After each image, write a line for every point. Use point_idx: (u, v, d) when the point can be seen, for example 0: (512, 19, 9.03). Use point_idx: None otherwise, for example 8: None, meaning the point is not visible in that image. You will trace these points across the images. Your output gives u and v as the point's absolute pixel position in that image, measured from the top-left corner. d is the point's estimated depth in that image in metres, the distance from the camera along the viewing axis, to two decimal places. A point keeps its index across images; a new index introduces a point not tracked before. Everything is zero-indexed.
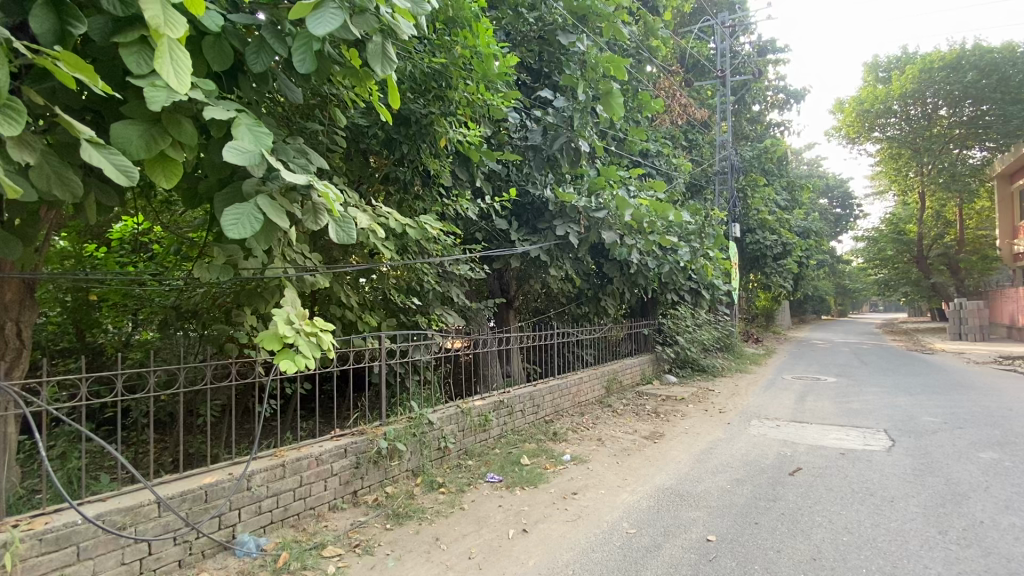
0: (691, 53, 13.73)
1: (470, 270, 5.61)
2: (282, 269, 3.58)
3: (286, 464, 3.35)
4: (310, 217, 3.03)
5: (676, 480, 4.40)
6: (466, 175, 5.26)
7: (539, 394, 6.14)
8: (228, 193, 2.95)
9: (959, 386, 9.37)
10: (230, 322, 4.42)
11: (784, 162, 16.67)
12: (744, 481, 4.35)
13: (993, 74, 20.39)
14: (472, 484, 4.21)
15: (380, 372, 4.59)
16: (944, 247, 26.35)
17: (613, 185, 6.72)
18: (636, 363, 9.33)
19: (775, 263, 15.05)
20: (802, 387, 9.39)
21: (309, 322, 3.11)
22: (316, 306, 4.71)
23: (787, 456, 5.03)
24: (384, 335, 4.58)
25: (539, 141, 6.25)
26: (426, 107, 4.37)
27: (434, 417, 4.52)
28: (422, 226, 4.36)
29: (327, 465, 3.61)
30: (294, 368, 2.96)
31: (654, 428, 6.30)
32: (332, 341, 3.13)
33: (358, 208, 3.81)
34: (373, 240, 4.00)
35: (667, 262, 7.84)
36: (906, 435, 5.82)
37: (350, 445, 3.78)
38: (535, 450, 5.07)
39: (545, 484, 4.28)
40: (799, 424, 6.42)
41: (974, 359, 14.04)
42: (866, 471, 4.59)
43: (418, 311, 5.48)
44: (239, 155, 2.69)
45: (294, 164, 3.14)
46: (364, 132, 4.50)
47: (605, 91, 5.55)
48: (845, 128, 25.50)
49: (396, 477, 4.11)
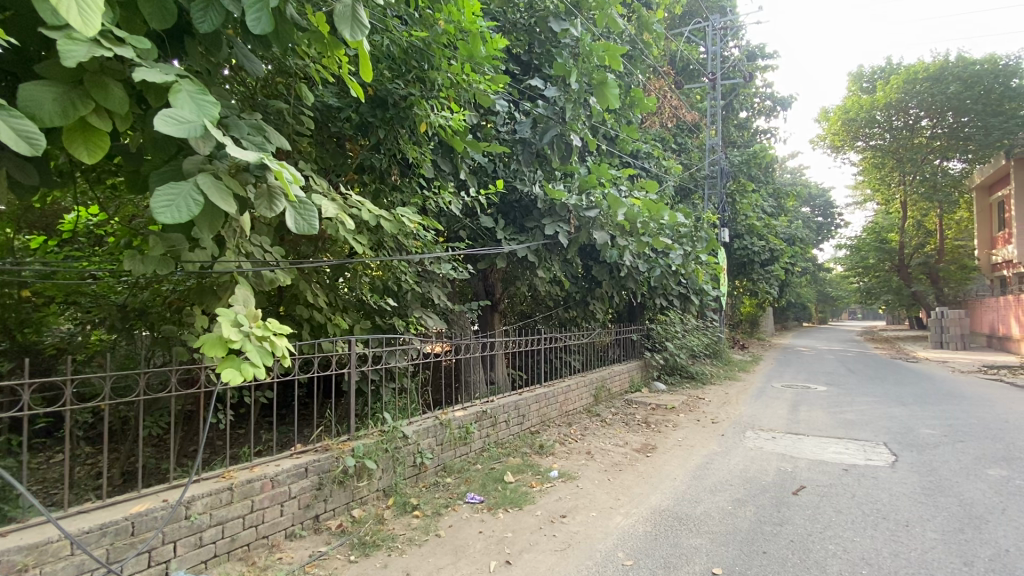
0: (681, 55, 13.55)
1: (451, 270, 5.22)
2: (235, 262, 3.15)
3: (235, 488, 2.91)
4: (264, 203, 2.63)
5: (673, 500, 4.04)
6: (449, 166, 4.87)
7: (525, 403, 5.76)
8: (167, 171, 2.52)
9: (950, 396, 9.24)
10: (181, 323, 3.95)
11: (772, 169, 16.59)
12: (745, 501, 4.02)
13: (975, 86, 20.69)
14: (451, 506, 3.80)
15: (349, 379, 4.19)
16: (924, 256, 26.65)
17: (605, 183, 6.40)
18: (625, 370, 9.01)
19: (763, 269, 14.88)
20: (793, 396, 9.16)
21: (261, 324, 2.66)
22: (280, 308, 4.30)
23: (788, 473, 4.72)
24: (354, 339, 4.17)
25: (528, 134, 5.87)
26: (405, 88, 4.00)
27: (409, 431, 4.11)
28: (398, 219, 3.96)
29: (283, 487, 3.17)
30: (240, 378, 2.48)
31: (645, 439, 5.97)
32: (287, 348, 2.68)
33: (324, 196, 3.40)
34: (342, 234, 3.59)
35: (658, 265, 7.65)
36: (908, 449, 5.56)
37: (312, 464, 3.35)
38: (520, 466, 4.68)
39: (531, 505, 3.89)
40: (796, 436, 6.13)
41: (958, 368, 14.10)
42: (873, 490, 4.29)
43: (395, 312, 5.08)
44: (176, 125, 2.28)
45: (248, 141, 2.72)
46: (336, 115, 4.12)
47: (600, 81, 5.18)
48: (831, 137, 25.69)
49: (365, 498, 3.68)
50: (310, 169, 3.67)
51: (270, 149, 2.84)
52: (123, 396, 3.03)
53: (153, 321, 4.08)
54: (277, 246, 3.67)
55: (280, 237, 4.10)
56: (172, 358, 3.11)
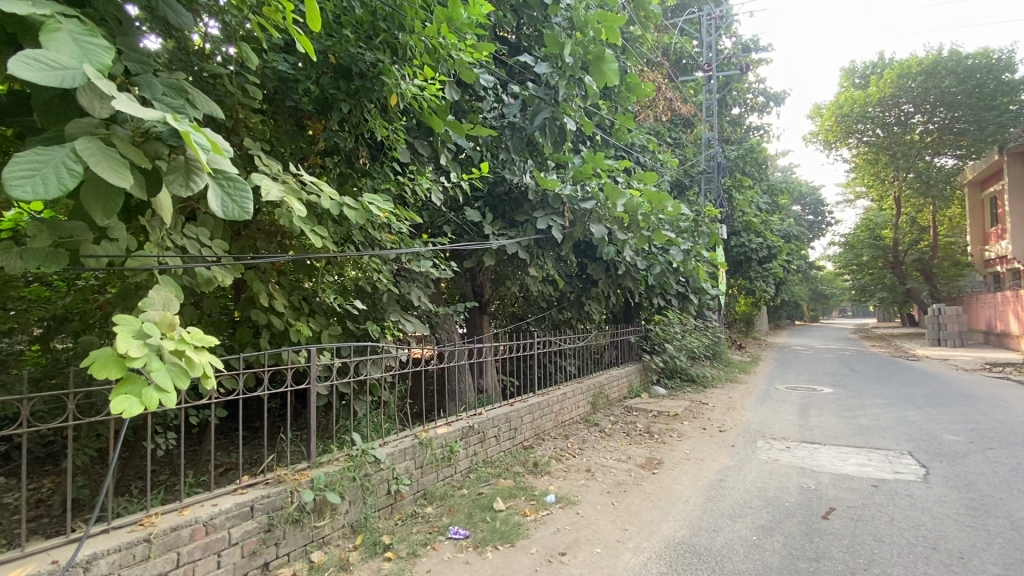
0: (675, 47, 13.10)
1: (433, 268, 4.66)
2: (156, 257, 2.57)
3: (153, 541, 2.33)
4: (177, 179, 2.08)
5: (688, 529, 3.51)
6: (427, 150, 4.25)
7: (517, 415, 5.20)
8: (46, 138, 1.94)
9: (961, 396, 8.81)
10: (105, 332, 3.29)
11: (766, 166, 16.17)
12: (769, 529, 3.49)
13: (969, 80, 20.51)
14: (430, 544, 3.22)
15: (312, 395, 3.62)
16: (920, 252, 26.11)
17: (601, 174, 5.86)
18: (622, 374, 8.47)
19: (761, 266, 14.39)
20: (800, 399, 8.67)
21: (176, 335, 2.07)
22: (236, 310, 3.76)
23: (812, 491, 4.20)
24: (316, 348, 3.59)
25: (517, 117, 5.29)
26: (372, 54, 3.40)
27: (382, 454, 3.53)
28: (365, 207, 3.38)
29: (221, 534, 2.59)
30: (139, 409, 1.87)
31: (649, 453, 5.43)
32: (210, 366, 2.08)
33: (272, 179, 2.85)
34: (295, 224, 3.02)
35: (658, 263, 7.13)
36: (937, 459, 5.07)
37: (259, 502, 2.77)
38: (511, 489, 4.12)
39: (524, 540, 3.33)
40: (812, 446, 5.63)
41: (962, 366, 13.73)
42: (911, 511, 3.79)
43: (369, 316, 4.53)
44: (47, 72, 1.71)
45: (160, 103, 2.17)
46: (292, 86, 3.52)
47: (596, 56, 4.62)
48: (823, 133, 25.37)
49: (327, 538, 3.10)
50: (258, 148, 3.11)
51: (192, 114, 2.29)
52: (6, 431, 2.32)
53: (76, 329, 3.35)
54: (220, 239, 3.11)
55: (232, 231, 3.56)
56: (71, 375, 2.39)
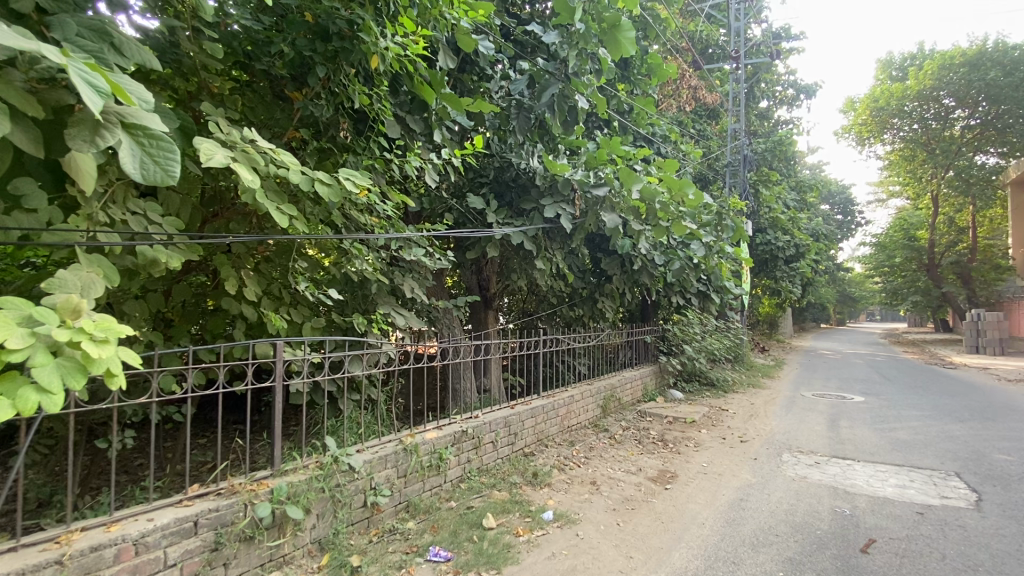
0: (701, 33, 12.44)
1: (426, 256, 4.24)
2: (83, 233, 2.21)
3: (67, 563, 1.98)
4: (82, 134, 1.71)
5: (703, 560, 3.05)
6: (420, 126, 3.91)
7: (518, 419, 4.78)
8: None
9: (1008, 410, 8.08)
10: None
11: (796, 161, 15.36)
12: (799, 564, 3.01)
13: (1016, 72, 19.23)
14: (405, 567, 2.84)
15: (281, 394, 3.26)
16: (957, 255, 24.73)
17: (616, 159, 5.38)
18: (637, 376, 7.98)
19: (787, 266, 13.63)
20: (829, 408, 8.05)
21: (69, 322, 1.69)
22: (209, 299, 3.44)
23: (847, 517, 3.69)
24: (283, 342, 3.21)
25: (524, 95, 4.81)
26: (351, 11, 3.00)
27: (358, 462, 3.16)
28: (339, 183, 2.98)
29: (156, 554, 2.24)
30: (10, 413, 1.51)
31: (662, 464, 4.97)
32: (115, 360, 1.72)
33: (225, 145, 2.48)
34: (255, 199, 2.64)
35: (677, 258, 6.61)
36: (990, 483, 4.49)
37: (205, 516, 2.42)
38: (505, 503, 3.71)
39: (513, 566, 2.92)
40: (844, 462, 5.10)
41: (1005, 375, 12.80)
42: (968, 547, 3.27)
43: (356, 308, 4.16)
44: None
45: (71, 43, 1.81)
46: (265, 50, 3.16)
47: (611, 23, 4.08)
48: (857, 128, 24.22)
49: (289, 558, 2.75)
50: (219, 114, 2.74)
51: (113, 60, 1.93)
52: None
53: None
54: (174, 217, 2.75)
55: (203, 212, 3.22)
56: None
